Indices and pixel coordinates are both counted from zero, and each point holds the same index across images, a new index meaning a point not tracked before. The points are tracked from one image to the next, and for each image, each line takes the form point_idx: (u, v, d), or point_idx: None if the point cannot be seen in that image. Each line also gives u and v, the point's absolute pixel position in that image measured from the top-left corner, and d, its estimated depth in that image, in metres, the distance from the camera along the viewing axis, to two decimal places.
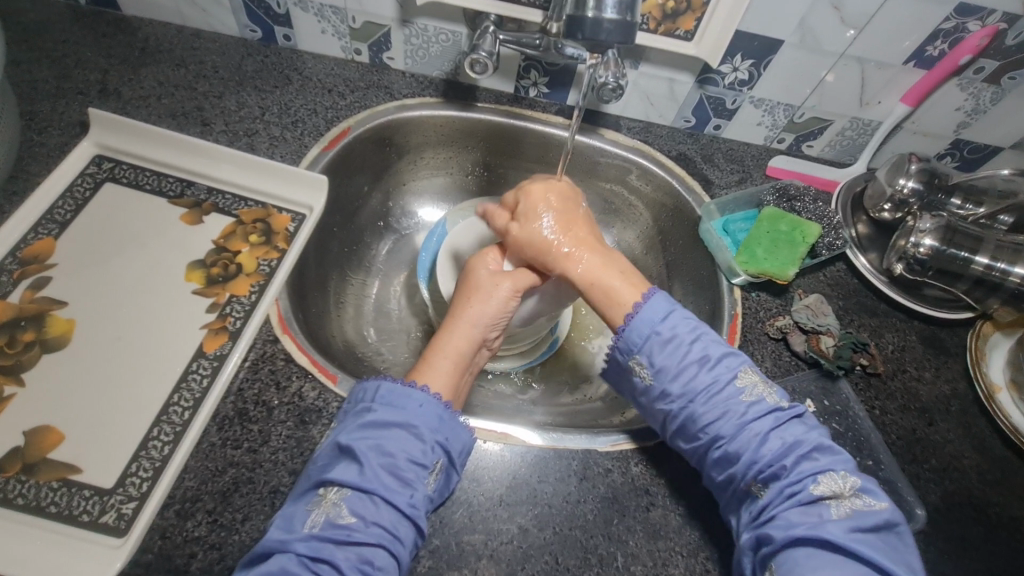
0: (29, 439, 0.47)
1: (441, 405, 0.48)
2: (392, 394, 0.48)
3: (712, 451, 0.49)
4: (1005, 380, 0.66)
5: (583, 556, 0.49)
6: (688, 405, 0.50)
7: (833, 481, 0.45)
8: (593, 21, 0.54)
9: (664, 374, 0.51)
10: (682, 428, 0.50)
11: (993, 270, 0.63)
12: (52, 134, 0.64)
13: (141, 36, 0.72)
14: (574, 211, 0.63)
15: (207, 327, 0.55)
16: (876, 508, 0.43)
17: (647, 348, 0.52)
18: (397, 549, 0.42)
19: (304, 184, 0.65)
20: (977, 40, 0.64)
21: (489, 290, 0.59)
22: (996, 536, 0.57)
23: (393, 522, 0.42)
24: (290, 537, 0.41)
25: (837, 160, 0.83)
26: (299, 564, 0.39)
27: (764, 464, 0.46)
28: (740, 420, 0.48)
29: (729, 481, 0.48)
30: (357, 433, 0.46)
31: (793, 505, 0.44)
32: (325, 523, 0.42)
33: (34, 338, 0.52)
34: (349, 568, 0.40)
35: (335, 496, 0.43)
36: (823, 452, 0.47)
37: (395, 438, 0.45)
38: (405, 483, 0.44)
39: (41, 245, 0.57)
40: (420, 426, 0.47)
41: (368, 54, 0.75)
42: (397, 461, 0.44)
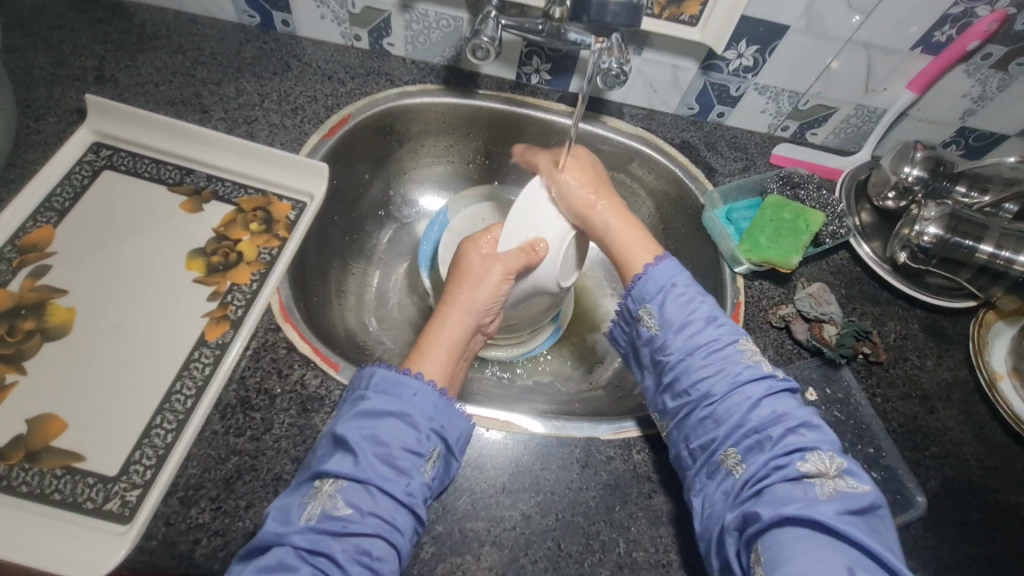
0: (32, 427, 0.47)
1: (434, 391, 0.48)
2: (388, 381, 0.48)
3: (698, 409, 0.49)
4: (1006, 368, 0.66)
5: (585, 542, 0.50)
6: (687, 358, 0.51)
7: (819, 461, 0.44)
8: (597, 4, 0.58)
9: (670, 325, 0.53)
10: (672, 382, 0.52)
11: (997, 258, 0.63)
12: (48, 121, 0.63)
13: (137, 22, 0.71)
14: (603, 177, 0.65)
15: (209, 315, 0.55)
16: (861, 490, 0.43)
17: (659, 298, 0.54)
18: (395, 538, 0.42)
19: (305, 171, 0.65)
20: (985, 25, 0.63)
21: (481, 273, 0.58)
22: (995, 522, 0.57)
23: (391, 512, 0.43)
24: (287, 530, 0.41)
25: (841, 148, 0.82)
26: (297, 558, 0.40)
27: (750, 428, 0.47)
28: (733, 379, 0.49)
29: (708, 446, 0.48)
30: (353, 422, 0.46)
31: (781, 479, 0.44)
32: (321, 514, 0.42)
33: (34, 326, 0.52)
34: (347, 561, 0.40)
35: (331, 488, 0.43)
36: (809, 429, 0.46)
37: (390, 427, 0.45)
38: (401, 472, 0.44)
39: (40, 233, 0.57)
40: (415, 413, 0.47)
41: (368, 40, 0.74)
42: (392, 451, 0.44)
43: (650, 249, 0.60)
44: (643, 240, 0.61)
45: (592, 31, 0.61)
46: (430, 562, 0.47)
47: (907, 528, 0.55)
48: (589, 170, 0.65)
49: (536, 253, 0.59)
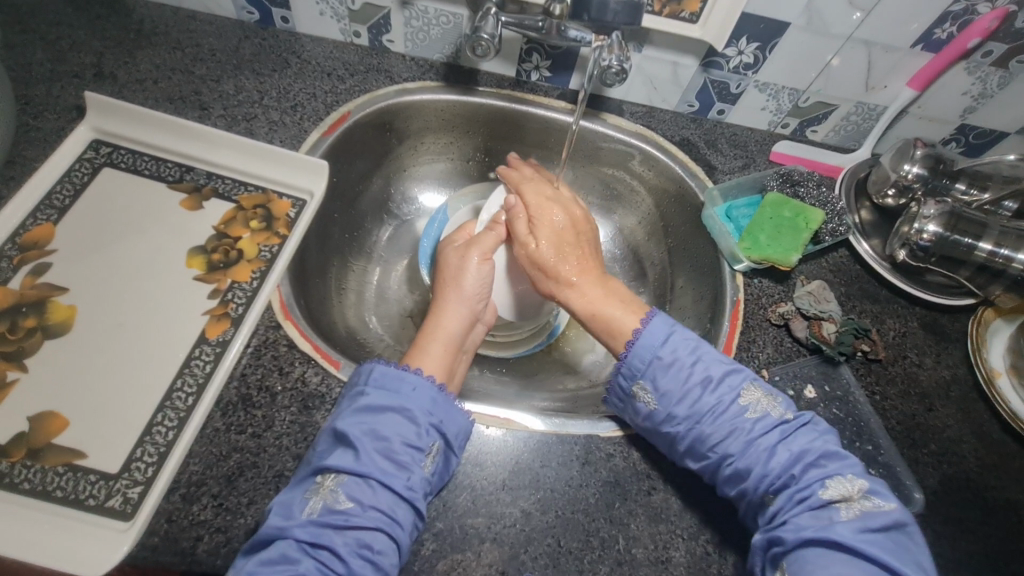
0: (33, 424, 0.47)
1: (432, 385, 0.49)
2: (386, 376, 0.48)
3: (724, 469, 0.49)
4: (1005, 366, 0.66)
5: (585, 539, 0.50)
6: (695, 427, 0.50)
7: (841, 485, 0.45)
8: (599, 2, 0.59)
9: (670, 398, 0.51)
10: (690, 449, 0.50)
11: (996, 256, 0.63)
12: (47, 118, 0.63)
13: (136, 18, 0.71)
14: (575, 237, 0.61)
15: (209, 312, 0.55)
16: (885, 509, 0.44)
17: (650, 372, 0.52)
18: (396, 532, 0.43)
19: (305, 169, 0.64)
20: (986, 22, 0.63)
21: (459, 265, 0.61)
22: (992, 518, 0.57)
23: (392, 506, 0.43)
24: (289, 523, 0.41)
25: (841, 146, 0.82)
26: (299, 550, 0.40)
27: (775, 477, 0.47)
28: (746, 438, 0.48)
29: (744, 496, 0.49)
30: (353, 418, 0.46)
31: (805, 509, 0.45)
32: (323, 508, 0.42)
33: (35, 324, 0.52)
34: (349, 554, 0.41)
35: (332, 483, 0.43)
36: (830, 458, 0.47)
37: (390, 421, 0.46)
38: (401, 466, 0.44)
39: (40, 230, 0.57)
40: (414, 409, 0.47)
41: (368, 37, 0.74)
42: (391, 445, 0.45)
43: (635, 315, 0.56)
44: (624, 305, 0.56)
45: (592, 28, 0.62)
46: (431, 559, 0.48)
47: None
48: (559, 230, 0.61)
49: (502, 226, 0.65)
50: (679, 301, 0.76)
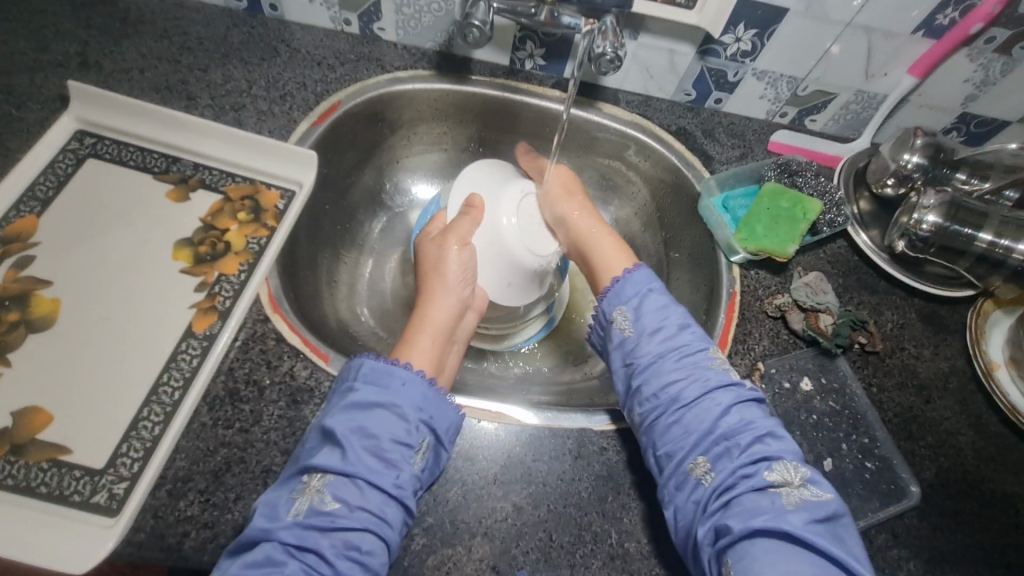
0: (17, 420, 0.46)
1: (421, 379, 0.48)
2: (376, 371, 0.47)
3: (666, 414, 0.50)
4: (1004, 357, 0.65)
5: (577, 533, 0.50)
6: (657, 361, 0.53)
7: (785, 471, 0.46)
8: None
9: (643, 329, 0.55)
10: (641, 388, 0.52)
11: (996, 246, 0.62)
12: (31, 109, 0.61)
13: (121, 6, 0.69)
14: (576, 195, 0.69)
15: (196, 306, 0.54)
16: (824, 499, 0.45)
17: (635, 300, 0.57)
18: (385, 532, 0.42)
19: (293, 159, 0.63)
20: (989, 8, 0.62)
21: (438, 254, 0.61)
22: (989, 511, 0.57)
23: (380, 505, 0.42)
24: (274, 523, 0.41)
25: (841, 135, 0.81)
26: (285, 553, 0.40)
27: (719, 436, 0.48)
28: (703, 387, 0.51)
29: (674, 455, 0.49)
30: (342, 413, 0.45)
31: (747, 489, 0.45)
32: (309, 509, 0.42)
33: (19, 318, 0.51)
34: (336, 555, 0.40)
35: (319, 483, 0.43)
36: (775, 438, 0.48)
37: (379, 419, 0.45)
38: (390, 464, 0.44)
39: (23, 223, 0.56)
40: (404, 404, 0.46)
41: (359, 25, 0.72)
42: (380, 442, 0.44)
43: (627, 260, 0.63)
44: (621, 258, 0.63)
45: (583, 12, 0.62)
46: (422, 553, 0.47)
47: (901, 518, 0.55)
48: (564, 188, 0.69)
49: (475, 209, 0.64)
50: (675, 293, 0.75)
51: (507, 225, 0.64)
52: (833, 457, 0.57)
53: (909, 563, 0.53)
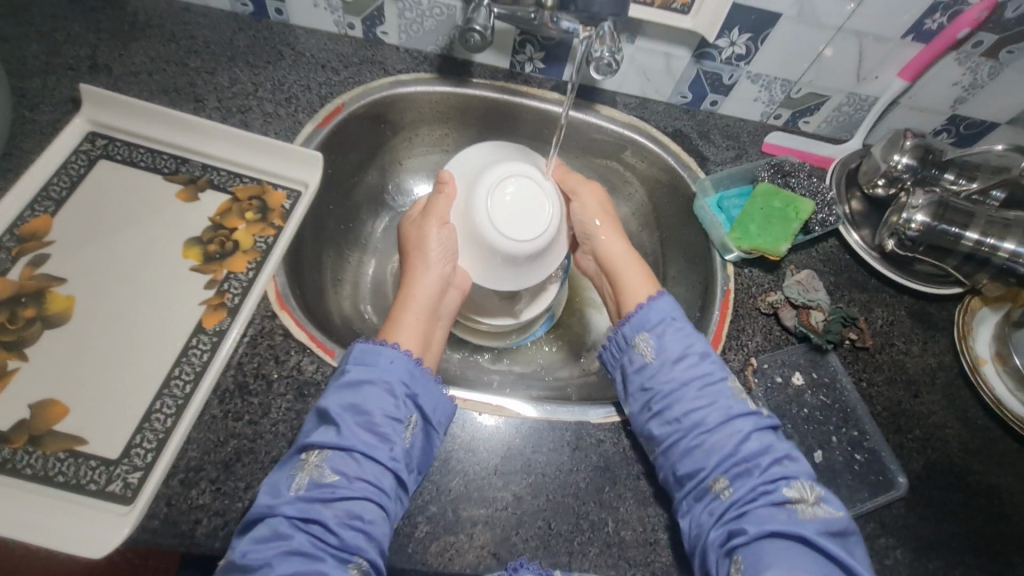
0: (35, 412, 0.48)
1: (406, 357, 0.49)
2: (363, 353, 0.49)
3: (690, 437, 0.51)
4: (991, 353, 0.67)
5: (575, 521, 0.51)
6: (680, 389, 0.53)
7: (801, 488, 0.48)
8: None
9: (666, 356, 0.54)
10: (663, 410, 0.53)
11: (982, 245, 0.64)
12: (43, 111, 0.63)
13: (130, 11, 0.71)
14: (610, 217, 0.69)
15: (206, 302, 0.56)
16: (838, 515, 0.47)
17: (658, 329, 0.56)
18: (384, 502, 0.44)
19: (299, 160, 0.65)
20: (976, 13, 0.63)
21: (418, 234, 0.62)
22: (974, 502, 0.59)
23: (377, 476, 0.44)
24: (278, 500, 0.42)
25: (834, 136, 0.82)
26: (290, 526, 0.41)
27: (741, 458, 0.49)
28: (726, 413, 0.51)
29: (695, 474, 0.50)
30: (334, 394, 0.47)
31: (765, 503, 0.47)
32: (310, 484, 0.43)
33: (35, 314, 0.53)
34: (339, 525, 0.42)
35: (317, 459, 0.44)
36: (792, 460, 0.50)
37: (370, 396, 0.47)
38: (384, 437, 0.46)
39: (38, 222, 0.57)
40: (392, 381, 0.48)
41: (362, 29, 0.74)
42: (373, 418, 0.46)
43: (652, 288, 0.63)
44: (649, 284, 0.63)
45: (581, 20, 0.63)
46: (425, 541, 0.49)
47: (889, 508, 0.57)
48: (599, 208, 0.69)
49: (447, 186, 0.64)
50: (672, 291, 0.77)
51: (482, 208, 0.61)
52: (823, 449, 0.59)
53: (897, 551, 0.55)
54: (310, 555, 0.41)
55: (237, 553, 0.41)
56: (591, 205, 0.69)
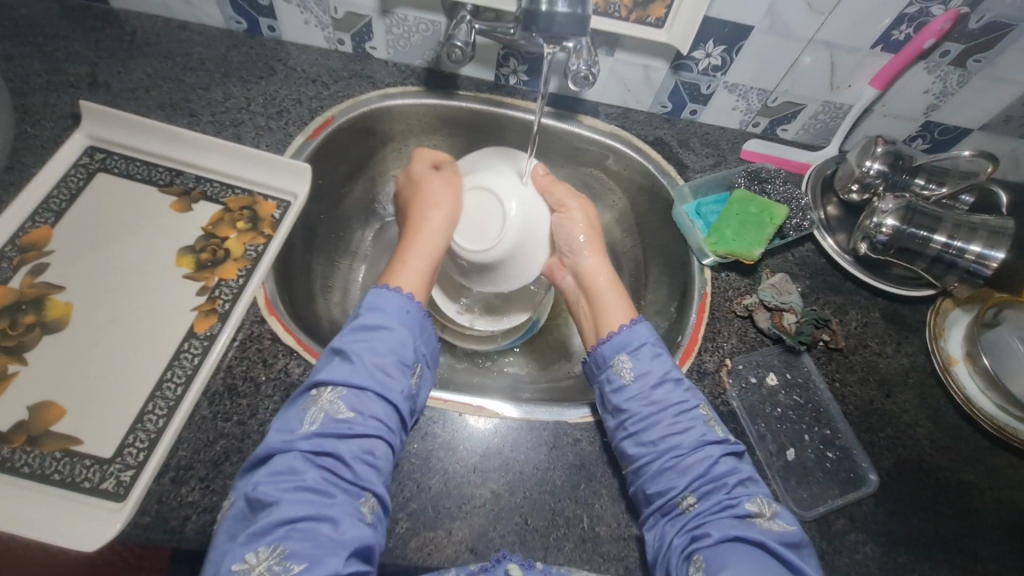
0: (33, 413, 0.51)
1: (417, 309, 0.54)
2: (378, 299, 0.53)
3: (663, 459, 0.52)
4: (962, 353, 0.69)
5: (551, 517, 0.53)
6: (658, 412, 0.53)
7: (761, 504, 0.49)
8: (546, 15, 0.54)
9: (644, 379, 0.55)
10: (638, 432, 0.53)
11: (950, 247, 0.66)
12: (45, 126, 0.66)
13: (129, 29, 0.74)
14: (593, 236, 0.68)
15: (197, 309, 0.58)
16: (793, 530, 0.48)
17: (637, 351, 0.57)
18: (391, 440, 0.48)
19: (288, 171, 0.68)
20: (940, 24, 0.65)
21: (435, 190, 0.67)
22: (944, 498, 0.60)
23: (386, 415, 0.48)
24: (291, 436, 0.45)
25: (811, 143, 0.85)
26: (305, 462, 0.44)
27: (710, 478, 0.50)
28: (700, 439, 0.52)
29: (665, 493, 0.51)
30: (349, 335, 0.51)
31: (728, 515, 0.48)
32: (324, 419, 0.46)
33: (34, 320, 0.55)
34: (353, 458, 0.45)
35: (332, 395, 0.47)
36: (754, 482, 0.52)
37: (382, 341, 0.50)
38: (394, 378, 0.50)
39: (38, 233, 0.60)
40: (404, 330, 0.52)
41: (351, 44, 0.77)
42: (386, 361, 0.50)
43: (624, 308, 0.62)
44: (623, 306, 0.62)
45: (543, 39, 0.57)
46: (405, 536, 0.51)
47: (859, 504, 0.59)
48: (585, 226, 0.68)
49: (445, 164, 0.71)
50: (653, 295, 0.79)
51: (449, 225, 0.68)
52: (795, 447, 0.61)
53: (866, 546, 0.57)
54: (321, 490, 0.43)
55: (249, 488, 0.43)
56: (579, 221, 0.68)
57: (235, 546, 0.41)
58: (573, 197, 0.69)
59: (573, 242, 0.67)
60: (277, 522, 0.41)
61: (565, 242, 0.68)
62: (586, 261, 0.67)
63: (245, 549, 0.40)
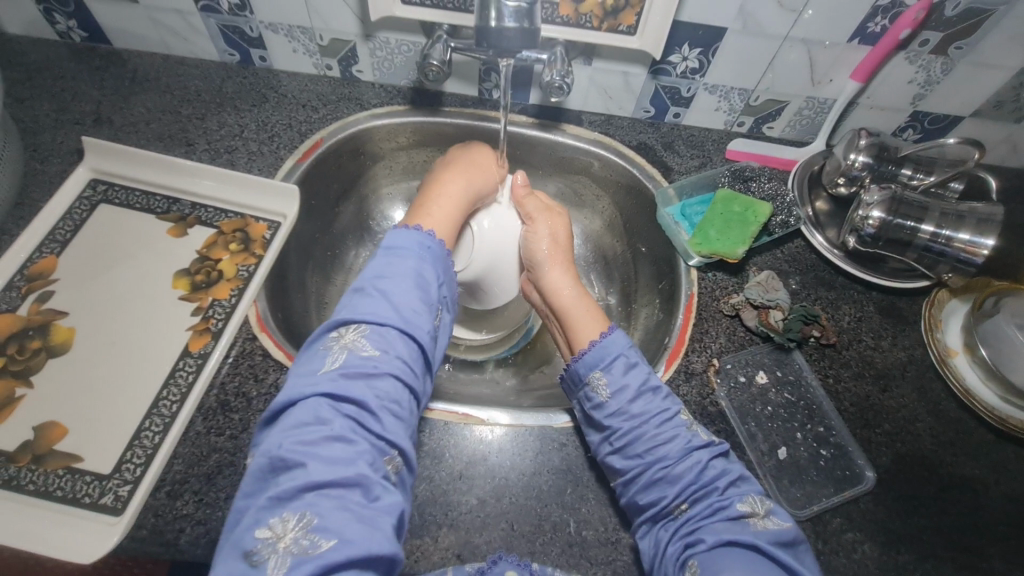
0: (38, 433, 0.53)
1: (437, 246, 0.54)
2: (396, 237, 0.53)
3: (652, 470, 0.51)
4: (961, 344, 0.68)
5: (538, 523, 0.54)
6: (640, 425, 0.53)
7: (754, 503, 0.49)
8: (496, 32, 0.55)
9: (621, 393, 0.54)
10: (625, 446, 0.53)
11: (938, 237, 0.65)
12: (52, 162, 0.70)
13: (130, 67, 0.79)
14: (560, 248, 0.68)
15: (192, 328, 0.61)
16: (785, 526, 0.47)
17: (613, 365, 0.56)
18: (414, 386, 0.45)
19: (278, 194, 0.71)
20: (914, 13, 0.64)
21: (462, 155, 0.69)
22: (947, 494, 0.58)
23: (409, 357, 0.46)
24: (315, 382, 0.42)
25: (799, 140, 0.84)
26: (330, 411, 0.40)
27: (699, 484, 0.50)
28: (685, 446, 0.51)
29: (658, 501, 0.50)
30: (371, 274, 0.49)
31: (721, 519, 0.47)
32: (348, 359, 0.43)
33: (40, 345, 0.58)
34: (377, 402, 0.42)
35: (355, 334, 0.44)
36: (745, 480, 0.51)
37: (402, 279, 0.49)
38: (418, 316, 0.47)
39: (44, 263, 0.63)
40: (423, 267, 0.51)
41: (339, 69, 0.80)
42: (409, 300, 0.48)
43: (596, 318, 0.62)
44: (589, 315, 0.62)
45: (494, 54, 0.59)
46: None
47: (856, 502, 0.57)
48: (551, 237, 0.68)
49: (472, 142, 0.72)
50: (642, 297, 0.79)
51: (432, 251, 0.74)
52: (789, 447, 0.60)
53: (864, 545, 0.55)
54: (350, 438, 0.40)
55: (269, 447, 0.39)
56: (542, 234, 0.68)
57: (256, 510, 0.36)
58: (539, 209, 0.70)
59: (536, 258, 0.67)
60: (304, 484, 0.37)
61: (527, 257, 0.68)
62: (547, 275, 0.66)
63: (268, 515, 0.36)
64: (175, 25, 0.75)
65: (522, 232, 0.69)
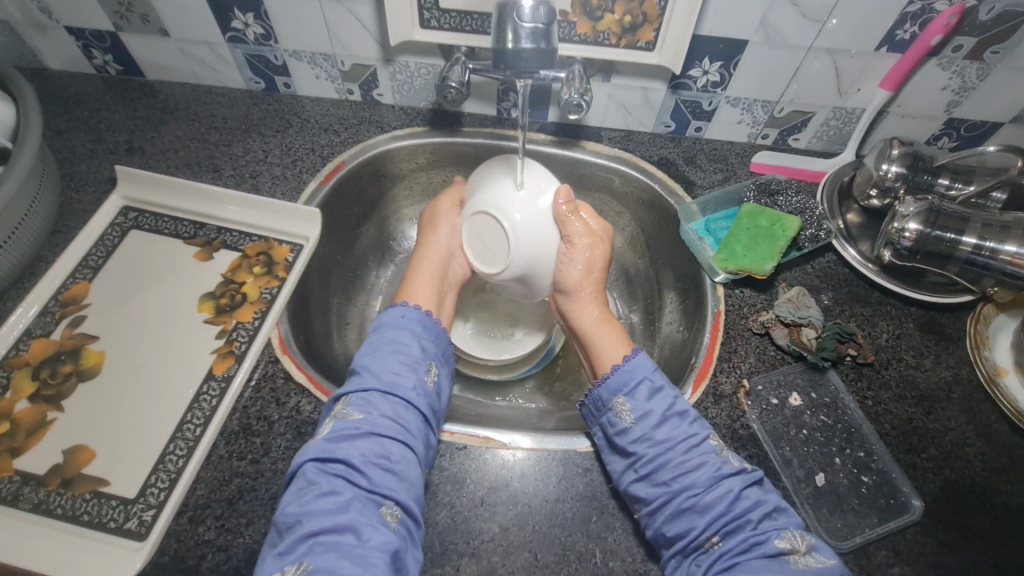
0: (67, 457, 0.54)
1: (418, 313, 0.58)
2: (383, 314, 0.59)
3: (681, 499, 0.48)
4: (1011, 363, 0.64)
5: (562, 552, 0.52)
6: (666, 453, 0.51)
7: (793, 538, 0.46)
8: (513, 53, 0.55)
9: (645, 421, 0.53)
10: (651, 473, 0.50)
11: (981, 249, 0.61)
12: (87, 191, 0.73)
13: (161, 98, 0.82)
14: (592, 278, 0.66)
15: (216, 351, 0.62)
16: (828, 564, 0.45)
17: (635, 393, 0.54)
18: (406, 444, 0.49)
19: (300, 217, 0.72)
20: (946, 19, 0.62)
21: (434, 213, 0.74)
22: (1003, 526, 0.54)
23: (395, 416, 0.50)
24: (309, 450, 0.47)
25: (827, 151, 0.82)
26: (318, 470, 0.46)
27: (730, 517, 0.47)
28: (715, 473, 0.49)
29: (686, 533, 0.48)
30: (361, 351, 0.55)
31: (757, 555, 0.45)
32: (337, 425, 0.49)
33: (71, 368, 0.59)
34: (364, 461, 0.46)
35: (343, 404, 0.50)
36: (782, 512, 0.48)
37: (383, 349, 0.54)
38: (401, 376, 0.52)
39: (77, 288, 0.65)
40: (403, 333, 0.56)
41: (360, 92, 0.81)
42: (390, 367, 0.53)
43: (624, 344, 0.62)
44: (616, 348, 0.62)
45: (511, 75, 0.58)
46: None
47: (903, 534, 0.54)
48: (588, 262, 0.65)
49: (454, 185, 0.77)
50: (667, 316, 0.77)
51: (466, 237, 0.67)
52: (826, 472, 0.57)
53: None
54: (339, 493, 0.44)
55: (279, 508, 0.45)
56: (578, 262, 0.65)
57: (269, 564, 0.42)
58: (581, 234, 0.64)
59: (567, 285, 0.66)
60: (302, 537, 0.42)
61: (558, 282, 0.66)
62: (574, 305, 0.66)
63: (275, 567, 0.41)
64: (205, 56, 0.78)
65: (558, 252, 0.65)
